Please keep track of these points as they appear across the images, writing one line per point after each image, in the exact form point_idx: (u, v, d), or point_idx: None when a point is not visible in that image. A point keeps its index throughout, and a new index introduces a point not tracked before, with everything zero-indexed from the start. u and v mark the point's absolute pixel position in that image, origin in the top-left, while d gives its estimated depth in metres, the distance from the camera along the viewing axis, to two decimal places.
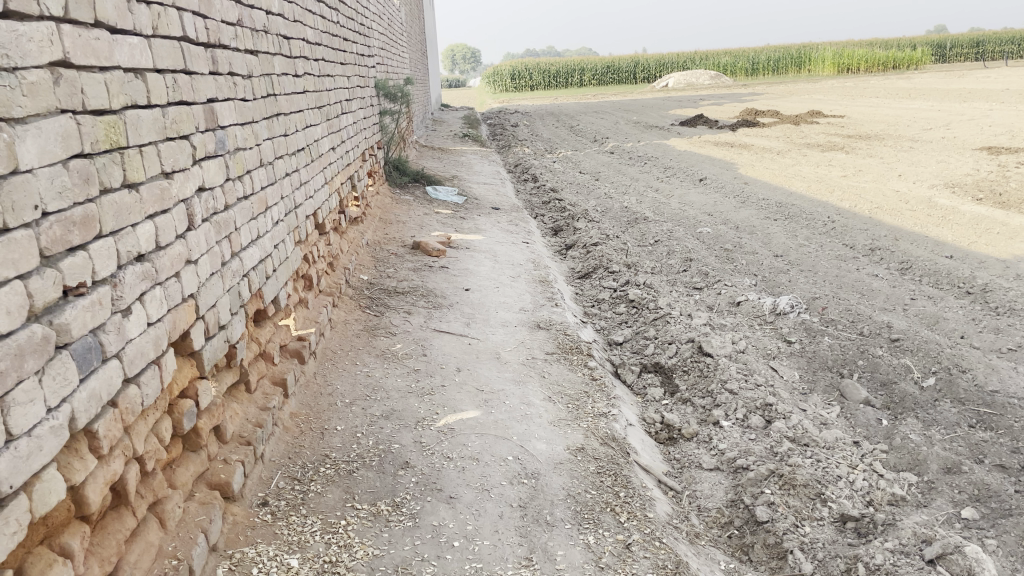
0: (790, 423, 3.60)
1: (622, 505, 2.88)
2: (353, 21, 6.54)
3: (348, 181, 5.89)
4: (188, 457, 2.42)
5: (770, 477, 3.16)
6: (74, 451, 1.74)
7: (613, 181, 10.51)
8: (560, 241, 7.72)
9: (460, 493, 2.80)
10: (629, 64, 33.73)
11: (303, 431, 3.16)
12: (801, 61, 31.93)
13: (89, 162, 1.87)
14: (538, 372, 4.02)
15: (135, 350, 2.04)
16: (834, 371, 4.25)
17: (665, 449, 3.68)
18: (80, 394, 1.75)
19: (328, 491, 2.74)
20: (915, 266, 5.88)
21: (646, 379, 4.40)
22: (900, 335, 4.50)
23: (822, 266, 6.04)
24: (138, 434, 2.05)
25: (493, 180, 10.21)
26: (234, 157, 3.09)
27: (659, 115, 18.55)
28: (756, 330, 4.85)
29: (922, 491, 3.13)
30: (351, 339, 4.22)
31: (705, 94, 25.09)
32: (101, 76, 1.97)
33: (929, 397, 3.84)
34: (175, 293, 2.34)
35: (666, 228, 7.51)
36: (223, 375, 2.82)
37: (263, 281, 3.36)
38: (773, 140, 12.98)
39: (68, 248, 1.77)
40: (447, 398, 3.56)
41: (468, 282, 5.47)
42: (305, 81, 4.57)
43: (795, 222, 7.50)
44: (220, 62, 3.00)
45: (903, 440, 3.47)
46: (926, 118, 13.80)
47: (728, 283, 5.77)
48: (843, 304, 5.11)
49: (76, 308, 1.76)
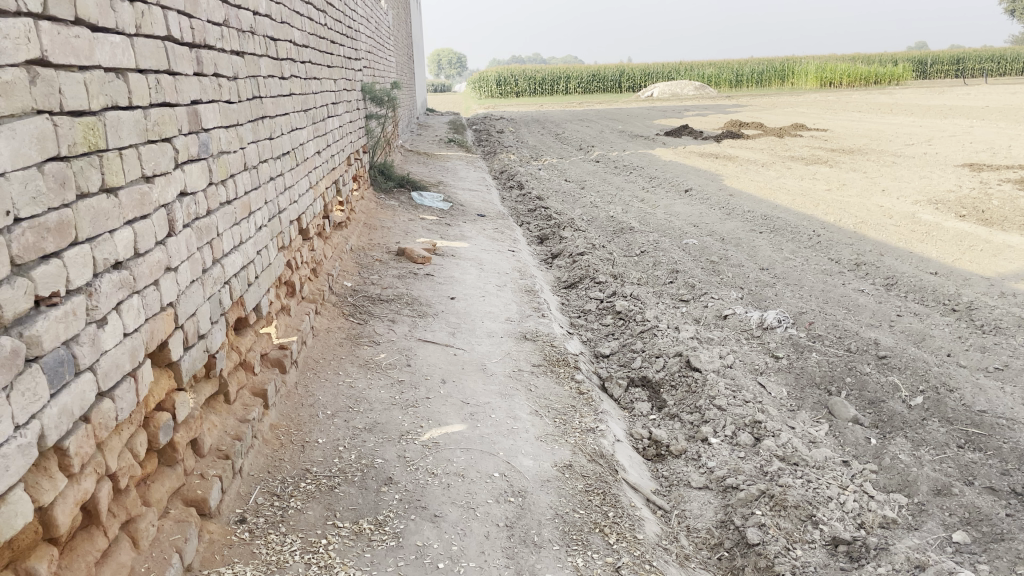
0: (779, 442, 3.55)
1: (612, 526, 2.81)
2: (340, 24, 6.47)
3: (333, 185, 5.81)
4: (163, 473, 2.33)
5: (760, 497, 3.12)
6: (43, 469, 1.65)
7: (598, 190, 10.46)
8: (546, 250, 7.67)
9: (445, 511, 2.73)
10: (615, 73, 33.77)
11: (283, 444, 3.07)
12: (785, 73, 32.15)
13: (65, 166, 1.78)
14: (524, 385, 3.95)
15: (110, 363, 1.94)
16: (822, 388, 4.22)
17: (652, 465, 3.62)
18: (51, 410, 1.66)
19: (308, 508, 2.65)
20: (901, 282, 5.87)
21: (633, 394, 4.33)
22: (887, 352, 4.48)
23: (808, 280, 6.02)
24: (111, 450, 1.95)
25: (478, 187, 10.13)
26: (217, 161, 3.00)
27: (643, 125, 18.53)
28: (743, 344, 4.82)
29: (913, 513, 3.09)
30: (334, 348, 4.13)
31: (689, 105, 25.07)
32: (81, 75, 1.89)
33: (918, 416, 3.81)
34: (153, 301, 2.25)
35: (653, 239, 7.48)
36: (201, 387, 2.73)
37: (244, 288, 3.27)
38: (757, 152, 13.00)
39: (42, 256, 1.68)
40: (432, 410, 3.49)
41: (454, 290, 5.40)
42: (291, 83, 4.47)
43: (781, 235, 7.49)
44: (206, 63, 2.92)
45: (893, 459, 3.43)
46: (909, 134, 13.88)
47: (714, 295, 5.72)
48: (830, 320, 5.08)
49: (49, 318, 1.67)
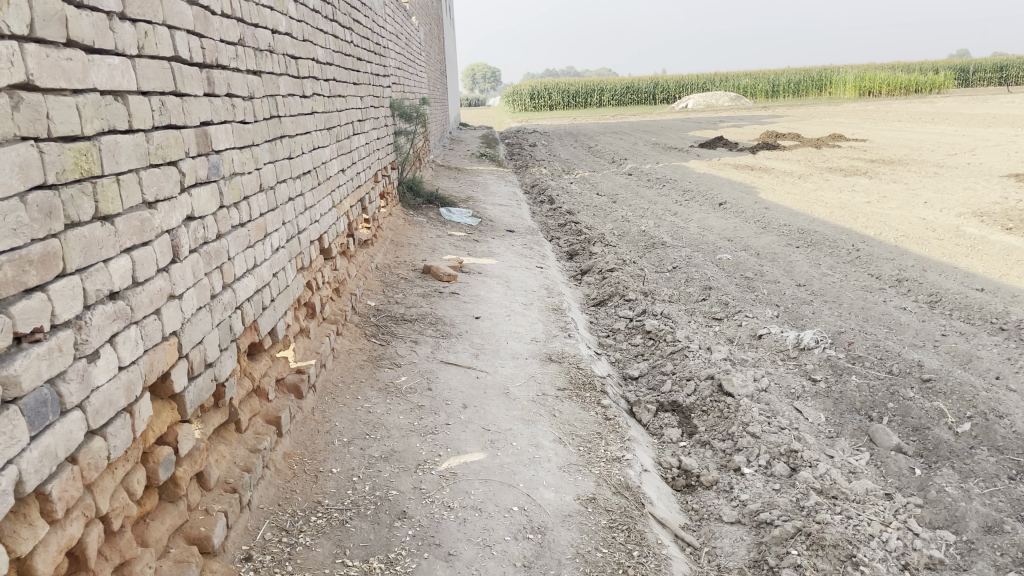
0: (817, 473, 3.37)
1: (635, 567, 2.65)
2: (368, 40, 6.43)
3: (358, 203, 5.74)
4: (164, 509, 2.24)
5: (796, 535, 2.95)
6: (22, 517, 1.56)
7: (631, 203, 10.30)
8: (575, 266, 7.53)
9: (460, 549, 2.60)
10: (648, 84, 33.59)
11: (295, 474, 2.98)
12: (823, 82, 31.67)
13: (52, 194, 1.71)
14: (548, 410, 3.81)
15: (102, 399, 1.86)
16: (862, 413, 4.01)
17: (682, 497, 3.45)
18: (30, 453, 1.57)
19: (318, 544, 2.55)
20: (945, 299, 5.62)
21: (663, 419, 4.17)
22: (931, 375, 4.25)
23: (847, 297, 5.80)
24: (103, 491, 1.86)
25: (508, 202, 10.03)
26: (229, 183, 2.93)
27: (677, 137, 18.31)
28: (779, 366, 4.62)
29: (962, 552, 2.90)
30: (354, 371, 4.03)
31: (725, 116, 24.72)
32: (72, 99, 1.81)
33: (965, 445, 3.59)
34: (153, 332, 2.16)
35: (685, 255, 7.29)
36: (209, 417, 2.64)
37: (258, 312, 3.19)
38: (794, 163, 12.73)
39: (23, 290, 1.59)
40: (451, 438, 3.37)
41: (479, 309, 5.28)
42: (313, 102, 4.41)
43: (819, 250, 7.26)
44: (217, 83, 2.85)
45: (939, 493, 3.23)
46: (952, 144, 13.50)
47: (749, 314, 5.53)
48: (871, 340, 4.86)
49: (30, 356, 1.58)
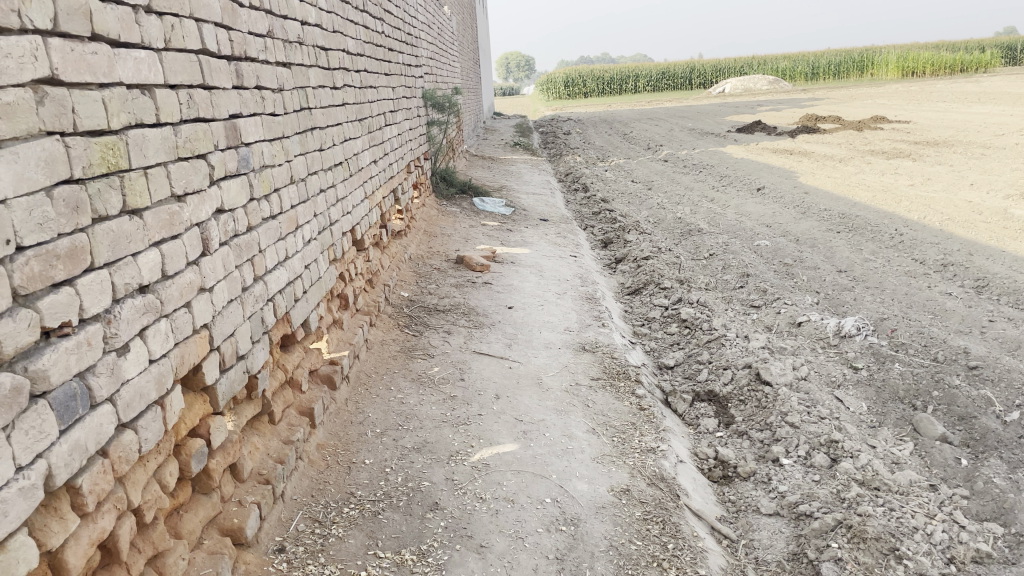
0: (858, 463, 3.29)
1: (670, 560, 2.61)
2: (399, 30, 6.41)
3: (391, 194, 5.73)
4: (198, 501, 2.26)
5: (836, 528, 2.88)
6: (53, 510, 1.58)
7: (666, 190, 10.18)
8: (609, 254, 7.46)
9: (492, 541, 2.58)
10: (684, 69, 33.18)
11: (328, 465, 2.98)
12: (864, 63, 30.98)
13: (79, 189, 1.71)
14: (582, 401, 3.77)
15: (133, 392, 1.87)
16: (906, 402, 3.90)
17: (719, 489, 3.40)
18: (60, 447, 1.58)
19: (350, 536, 2.55)
20: (993, 284, 5.45)
21: (699, 409, 4.10)
22: (978, 363, 4.12)
23: (890, 282, 5.66)
24: (134, 483, 1.88)
25: (543, 191, 9.97)
26: (259, 176, 2.93)
27: (715, 122, 18.06)
28: (819, 354, 4.51)
29: (1010, 545, 2.80)
30: (387, 362, 4.03)
31: (764, 100, 24.29)
32: (98, 94, 1.81)
33: (1013, 434, 3.46)
34: (184, 324, 2.17)
35: (722, 242, 7.17)
36: (242, 409, 2.65)
37: (291, 304, 3.19)
38: (834, 147, 12.47)
39: (50, 285, 1.60)
40: (483, 428, 3.35)
41: (512, 299, 5.25)
42: (344, 93, 4.40)
43: (860, 235, 7.09)
44: (246, 75, 2.85)
45: (986, 484, 3.13)
46: (999, 124, 13.10)
47: (787, 301, 5.42)
48: (914, 327, 4.73)
49: (58, 350, 1.59)
